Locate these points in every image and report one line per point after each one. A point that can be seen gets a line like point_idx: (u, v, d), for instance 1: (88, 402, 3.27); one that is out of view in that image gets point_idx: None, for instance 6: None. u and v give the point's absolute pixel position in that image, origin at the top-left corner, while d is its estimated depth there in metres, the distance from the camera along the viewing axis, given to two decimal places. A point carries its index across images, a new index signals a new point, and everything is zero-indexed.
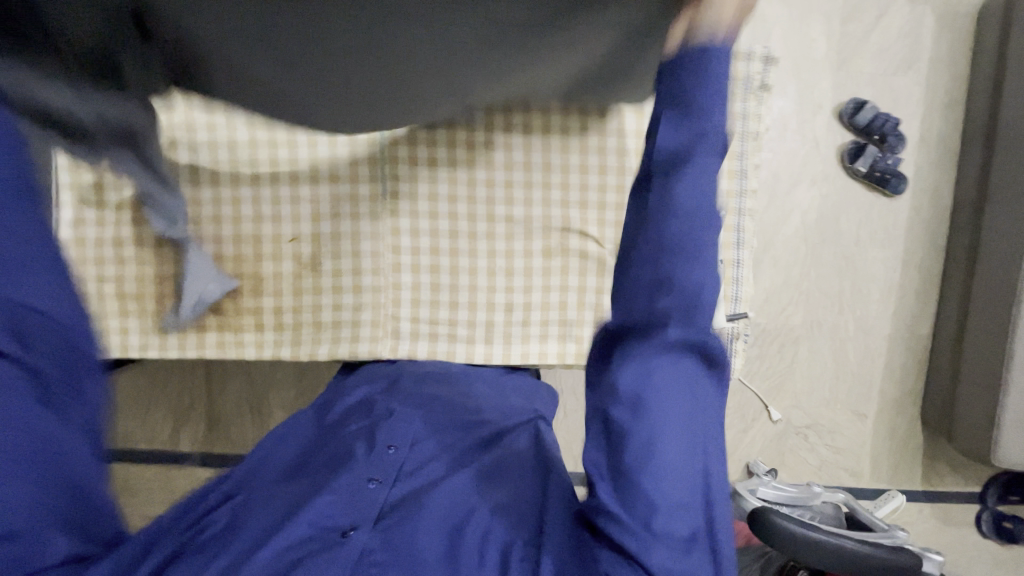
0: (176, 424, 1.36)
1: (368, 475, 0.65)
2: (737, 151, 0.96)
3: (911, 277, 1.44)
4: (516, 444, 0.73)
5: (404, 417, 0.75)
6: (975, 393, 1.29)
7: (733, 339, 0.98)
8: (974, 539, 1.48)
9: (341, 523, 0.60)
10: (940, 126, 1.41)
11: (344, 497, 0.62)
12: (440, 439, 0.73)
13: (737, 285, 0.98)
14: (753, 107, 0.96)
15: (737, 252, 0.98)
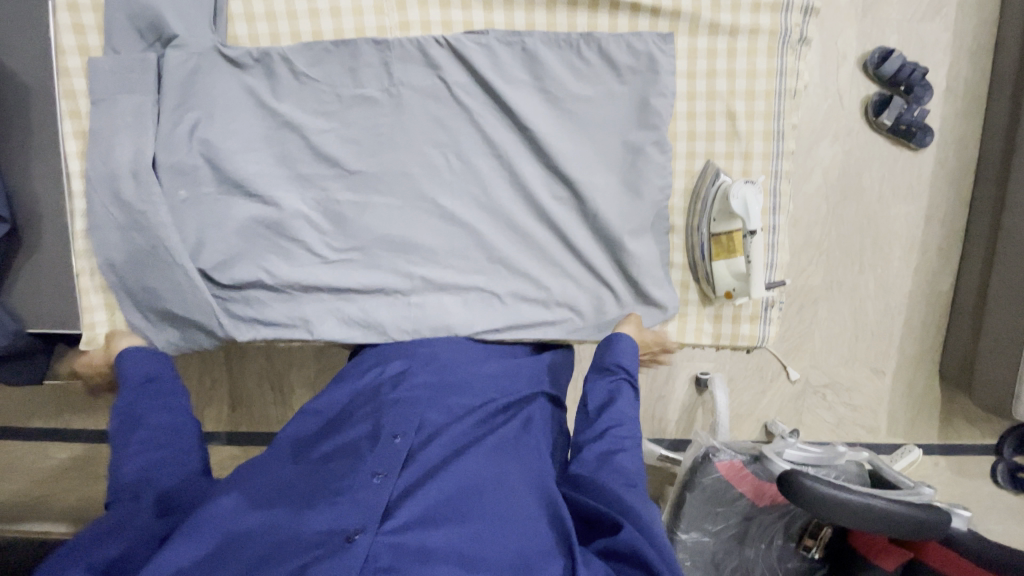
0: (198, 405, 1.37)
1: (374, 472, 0.68)
2: (773, 110, 0.91)
3: (934, 233, 1.41)
4: (518, 434, 0.78)
5: (410, 406, 0.78)
6: (997, 350, 1.29)
7: (768, 307, 0.95)
8: (987, 489, 1.51)
9: (345, 525, 0.61)
10: (969, 73, 1.35)
11: (350, 498, 0.64)
12: (445, 431, 0.76)
13: (773, 252, 0.94)
14: (791, 62, 0.91)
15: (773, 218, 0.95)
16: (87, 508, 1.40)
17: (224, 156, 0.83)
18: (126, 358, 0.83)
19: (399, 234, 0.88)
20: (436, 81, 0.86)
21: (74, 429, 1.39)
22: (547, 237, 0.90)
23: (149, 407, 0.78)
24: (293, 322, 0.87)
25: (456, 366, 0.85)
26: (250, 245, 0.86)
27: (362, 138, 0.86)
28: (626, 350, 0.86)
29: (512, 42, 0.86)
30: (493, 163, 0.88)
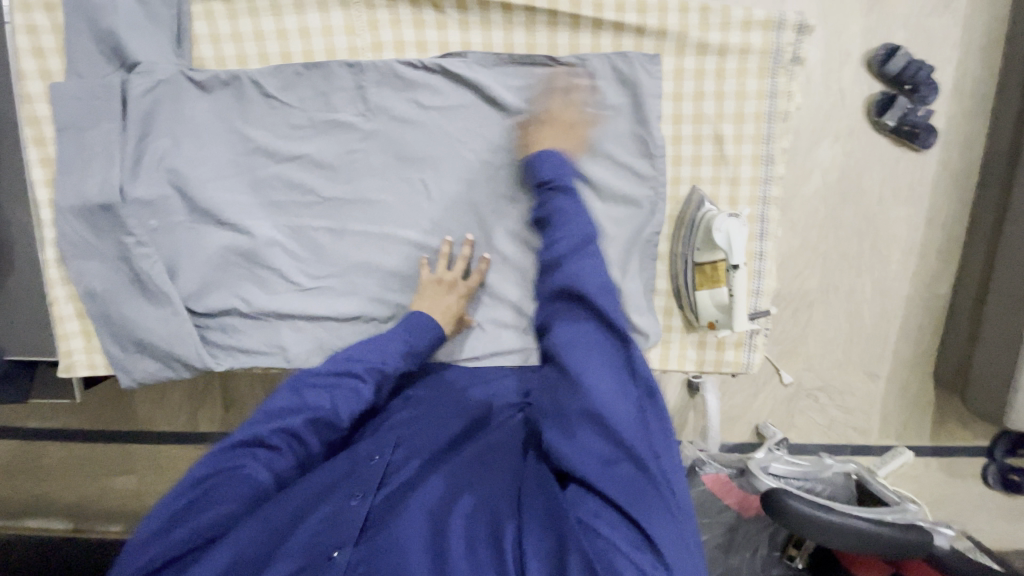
0: (192, 406, 1.39)
1: (350, 495, 0.67)
2: (763, 133, 0.87)
3: (934, 236, 1.38)
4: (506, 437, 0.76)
5: (391, 433, 0.78)
6: (992, 358, 1.28)
7: (753, 334, 0.94)
8: (978, 489, 1.52)
9: (327, 544, 0.61)
10: (977, 72, 1.30)
11: (332, 520, 0.64)
12: (423, 448, 0.75)
13: (760, 278, 0.92)
14: (783, 83, 0.86)
15: (759, 244, 0.91)
16: (90, 507, 1.44)
17: (194, 185, 0.83)
18: (422, 324, 0.82)
19: (372, 261, 0.87)
20: (412, 107, 0.85)
21: (69, 431, 1.40)
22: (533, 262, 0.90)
23: (323, 390, 0.75)
24: (270, 350, 0.87)
25: (435, 396, 0.86)
26: (224, 273, 0.85)
27: (332, 163, 0.85)
28: (547, 159, 0.76)
29: (493, 58, 0.84)
30: (473, 181, 0.86)
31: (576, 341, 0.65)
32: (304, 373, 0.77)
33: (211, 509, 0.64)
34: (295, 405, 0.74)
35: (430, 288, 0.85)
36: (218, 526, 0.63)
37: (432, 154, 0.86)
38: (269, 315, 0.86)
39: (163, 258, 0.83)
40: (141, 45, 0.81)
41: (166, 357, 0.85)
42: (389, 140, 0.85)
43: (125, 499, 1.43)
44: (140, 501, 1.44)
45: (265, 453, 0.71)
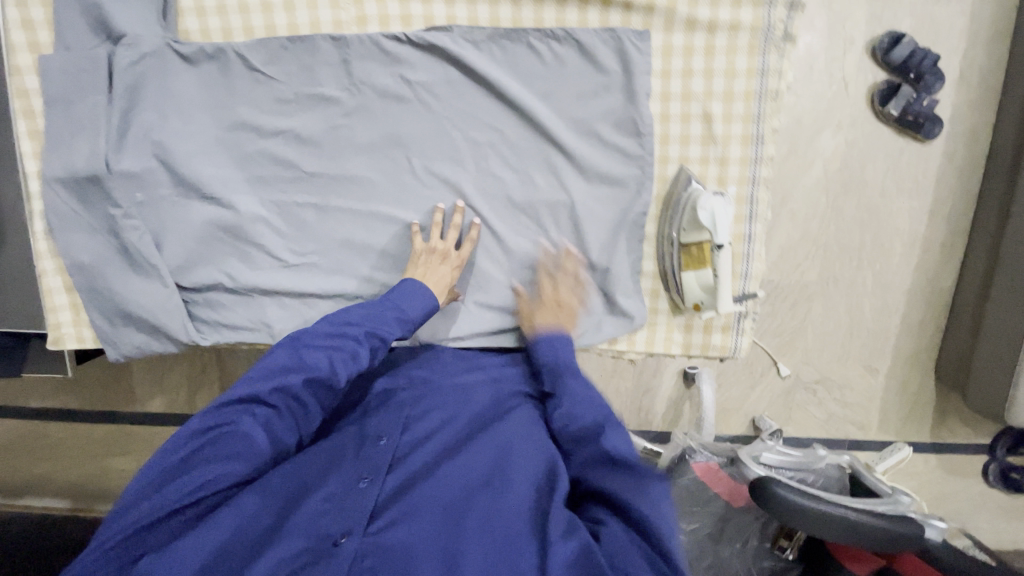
0: (190, 387, 1.39)
1: (360, 477, 0.72)
2: (753, 112, 0.86)
3: (937, 229, 1.36)
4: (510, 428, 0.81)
5: (398, 415, 0.83)
6: (994, 352, 1.26)
7: (740, 318, 0.93)
8: (979, 487, 1.50)
9: (333, 530, 0.66)
10: (985, 61, 1.27)
11: (342, 504, 0.69)
12: (430, 435, 0.81)
13: (748, 262, 0.90)
14: (773, 61, 0.85)
15: (748, 227, 0.90)
16: (88, 487, 1.45)
17: (180, 159, 0.83)
18: (416, 290, 0.82)
19: (356, 239, 0.88)
20: (397, 81, 0.84)
21: (71, 410, 1.42)
22: (522, 244, 0.89)
23: (327, 354, 0.76)
24: (255, 326, 0.88)
25: (435, 378, 0.90)
26: (210, 249, 0.86)
27: (317, 140, 0.85)
28: (549, 341, 0.81)
29: (483, 37, 0.84)
30: (460, 162, 0.87)
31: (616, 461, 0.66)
32: (303, 334, 0.78)
33: (212, 463, 0.67)
34: (302, 368, 0.75)
35: (424, 261, 0.85)
36: (230, 480, 0.67)
37: (421, 133, 0.86)
38: (256, 291, 0.88)
39: (150, 231, 0.84)
40: (127, 18, 0.81)
41: (154, 330, 0.86)
42: (376, 118, 0.85)
43: (122, 480, 1.44)
44: None
45: (262, 411, 0.72)
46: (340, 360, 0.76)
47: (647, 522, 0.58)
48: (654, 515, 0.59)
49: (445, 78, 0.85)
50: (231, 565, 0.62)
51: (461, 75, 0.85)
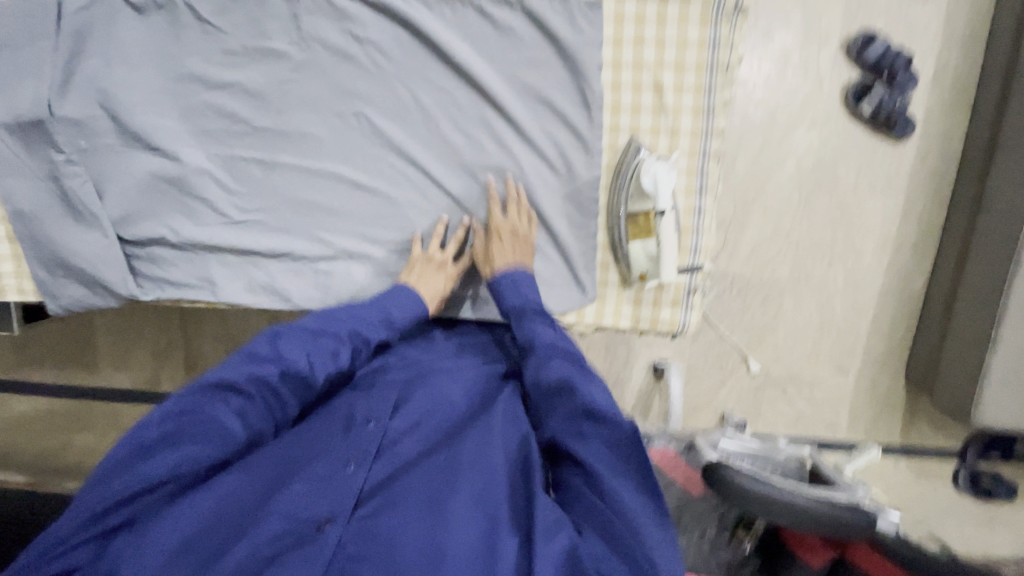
0: (155, 363, 1.37)
1: (345, 461, 0.73)
2: (703, 84, 0.87)
3: (909, 229, 1.36)
4: (500, 417, 0.82)
5: (387, 395, 0.83)
6: (961, 353, 1.26)
7: (690, 293, 0.92)
8: (948, 493, 1.49)
9: (315, 514, 0.69)
10: (958, 63, 1.28)
11: (325, 487, 0.71)
12: (419, 422, 0.82)
13: (697, 235, 0.90)
14: (725, 33, 0.85)
15: (698, 199, 0.90)
16: (46, 462, 1.43)
17: (122, 109, 0.82)
18: (407, 294, 0.85)
19: (304, 198, 0.87)
20: (351, 44, 0.84)
21: (33, 382, 1.39)
22: (479, 216, 0.89)
23: (313, 351, 0.77)
24: (197, 282, 0.87)
25: (429, 364, 0.90)
26: (152, 201, 0.86)
27: (265, 95, 0.85)
28: (507, 281, 0.84)
29: (445, 6, 0.84)
30: (417, 131, 0.87)
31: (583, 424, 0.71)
32: (284, 329, 0.78)
33: (193, 446, 0.68)
34: (285, 357, 0.75)
35: (420, 268, 0.87)
36: (203, 462, 0.69)
37: (380, 100, 0.86)
38: (199, 247, 0.87)
39: (91, 179, 0.83)
40: None
41: (91, 282, 0.86)
42: (335, 83, 0.85)
43: (80, 456, 1.42)
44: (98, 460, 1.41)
45: (236, 400, 0.72)
46: (330, 358, 0.77)
47: (613, 495, 0.66)
48: (621, 496, 0.65)
49: (406, 44, 0.85)
50: (217, 542, 0.67)
51: (420, 41, 0.85)
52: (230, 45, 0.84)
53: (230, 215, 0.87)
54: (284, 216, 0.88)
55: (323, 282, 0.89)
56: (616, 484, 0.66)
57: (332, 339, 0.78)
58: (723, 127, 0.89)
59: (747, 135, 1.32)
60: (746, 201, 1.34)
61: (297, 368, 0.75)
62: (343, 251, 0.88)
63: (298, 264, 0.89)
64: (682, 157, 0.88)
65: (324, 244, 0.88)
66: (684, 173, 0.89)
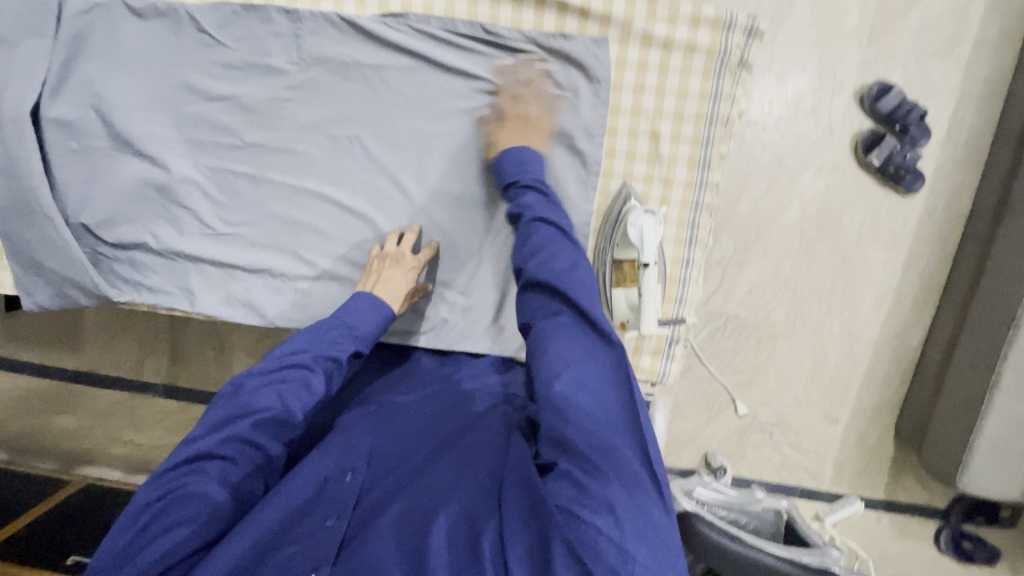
0: (140, 353, 1.37)
1: (326, 514, 0.62)
2: (702, 135, 0.86)
3: (910, 285, 1.34)
4: (486, 435, 0.72)
5: (360, 441, 0.74)
6: (952, 417, 1.23)
7: (672, 343, 0.92)
8: (929, 553, 1.46)
9: (297, 568, 0.55)
10: (973, 122, 1.26)
11: (305, 543, 0.58)
12: (400, 457, 0.71)
13: (683, 287, 0.91)
14: (728, 86, 0.85)
15: (687, 251, 0.90)
16: (23, 441, 1.42)
17: (117, 113, 0.83)
18: (363, 301, 0.80)
19: (289, 215, 0.87)
20: (351, 64, 0.84)
21: (19, 363, 1.40)
22: (469, 246, 0.89)
23: (281, 390, 0.71)
24: (176, 291, 0.87)
25: (406, 405, 0.81)
26: (137, 207, 0.86)
27: (259, 110, 0.85)
28: (513, 157, 0.77)
29: (452, 32, 0.83)
30: (413, 155, 0.86)
31: (556, 359, 0.61)
32: (245, 377, 0.72)
33: (162, 532, 0.57)
34: (254, 407, 0.69)
35: (378, 268, 0.84)
36: (178, 550, 0.57)
37: (377, 125, 0.85)
38: (180, 256, 0.87)
39: (78, 179, 0.84)
40: None
41: (64, 284, 0.86)
42: (334, 100, 0.85)
43: (58, 439, 1.41)
44: (79, 443, 1.41)
45: (213, 466, 0.64)
46: (304, 390, 0.72)
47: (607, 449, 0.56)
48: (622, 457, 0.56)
49: (408, 67, 0.84)
50: None
51: (422, 66, 0.84)
52: (231, 53, 0.84)
53: (213, 227, 0.87)
54: (268, 233, 0.87)
55: (301, 303, 0.88)
56: (603, 427, 0.58)
57: (300, 370, 0.73)
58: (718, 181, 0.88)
59: (752, 176, 1.30)
60: (745, 244, 1.33)
61: (266, 408, 0.69)
62: (324, 273, 0.88)
63: (277, 281, 0.88)
64: (673, 209, 0.89)
65: (305, 265, 0.88)
66: (675, 223, 0.89)
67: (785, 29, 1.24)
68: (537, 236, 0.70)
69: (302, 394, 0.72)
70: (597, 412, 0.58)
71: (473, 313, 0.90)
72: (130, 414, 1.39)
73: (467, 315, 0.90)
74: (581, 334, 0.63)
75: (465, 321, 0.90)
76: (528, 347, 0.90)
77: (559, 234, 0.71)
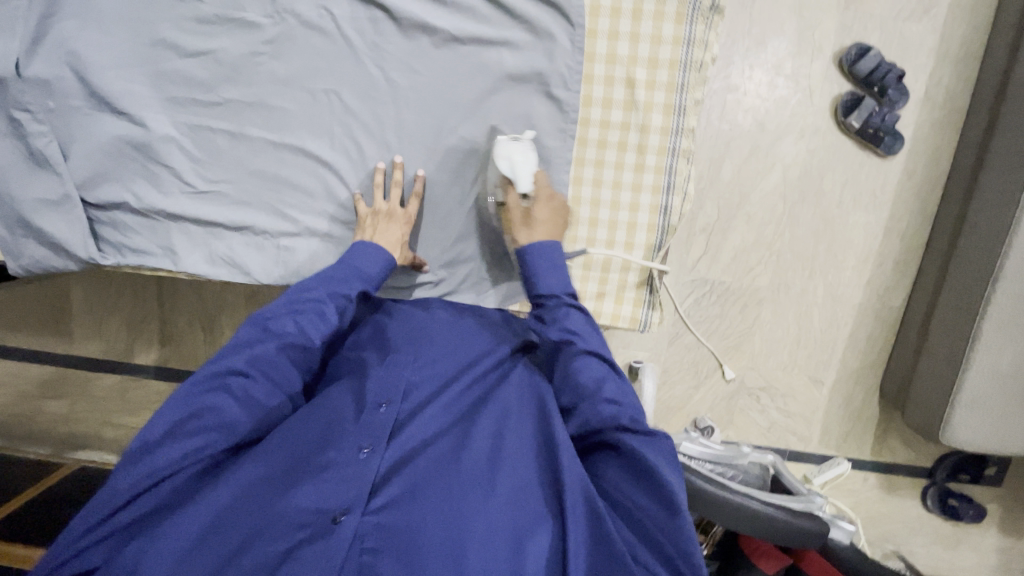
0: (129, 334, 1.36)
1: (360, 446, 0.67)
2: (676, 82, 0.88)
3: (891, 246, 1.36)
4: (516, 392, 0.79)
5: (396, 370, 0.78)
6: (935, 370, 1.25)
7: (652, 291, 0.96)
8: (916, 512, 1.49)
9: (331, 504, 0.63)
10: (951, 82, 1.28)
11: (336, 476, 0.65)
12: (432, 397, 0.77)
13: (662, 234, 0.93)
14: (700, 32, 0.87)
15: (666, 198, 0.92)
16: (13, 428, 1.42)
17: (91, 70, 0.82)
18: (363, 247, 0.81)
19: (269, 171, 0.88)
20: (328, 22, 0.84)
21: (5, 345, 1.38)
22: (451, 203, 0.91)
23: (298, 317, 0.73)
24: (159, 251, 0.88)
25: (428, 330, 0.86)
26: (117, 165, 0.86)
27: (236, 66, 0.85)
28: (547, 260, 0.78)
29: None
30: (394, 115, 0.87)
31: (584, 396, 0.70)
32: (264, 309, 0.74)
33: (193, 435, 0.63)
34: (274, 337, 0.71)
35: (371, 224, 0.85)
36: (208, 453, 0.64)
37: (356, 81, 0.86)
38: (162, 215, 0.87)
39: (58, 139, 0.84)
40: None
41: (49, 245, 0.86)
42: (310, 59, 0.85)
43: (49, 424, 1.41)
44: (70, 426, 1.41)
45: (238, 383, 0.68)
46: (319, 319, 0.75)
47: (671, 558, 0.58)
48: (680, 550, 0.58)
49: (385, 26, 0.85)
50: (234, 537, 0.59)
51: (399, 24, 0.85)
52: (207, 13, 0.83)
53: (193, 184, 0.87)
54: (249, 190, 0.88)
55: (285, 260, 0.89)
56: (667, 520, 0.60)
57: (314, 307, 0.75)
58: (694, 127, 0.90)
59: (734, 141, 1.31)
60: (729, 209, 1.34)
61: (283, 336, 0.72)
62: (307, 228, 0.89)
63: (260, 238, 0.89)
64: (651, 155, 0.91)
65: (286, 221, 0.89)
66: (653, 171, 0.91)
67: None
68: (584, 372, 0.70)
69: (317, 326, 0.74)
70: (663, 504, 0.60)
71: (458, 262, 0.92)
72: (121, 397, 1.39)
73: (453, 264, 0.92)
74: (597, 368, 0.72)
75: (454, 276, 0.93)
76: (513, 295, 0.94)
77: (607, 368, 0.73)
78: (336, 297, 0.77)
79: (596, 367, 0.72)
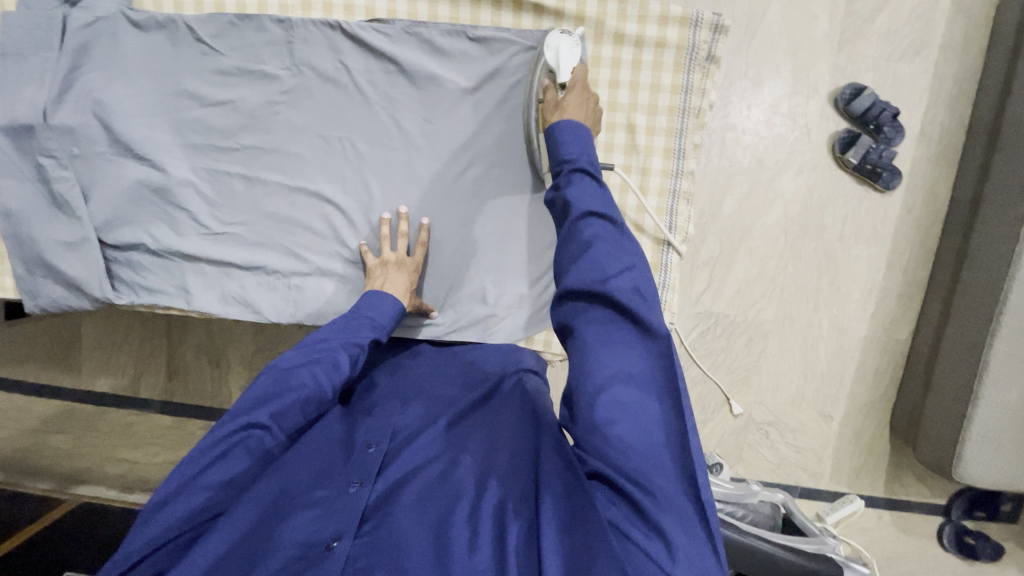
0: (136, 369, 1.37)
1: (350, 481, 0.66)
2: (675, 126, 0.91)
3: (895, 279, 1.37)
4: (513, 414, 0.74)
5: (388, 413, 0.77)
6: (944, 405, 1.23)
7: None
8: (933, 551, 1.45)
9: (322, 536, 0.61)
10: (945, 120, 1.31)
11: (328, 508, 0.63)
12: (421, 429, 0.74)
13: (665, 273, 0.95)
14: (697, 80, 0.90)
15: (667, 237, 0.94)
16: (18, 464, 1.41)
17: (114, 117, 0.86)
18: (371, 296, 0.84)
19: (284, 213, 0.90)
20: (340, 70, 0.88)
21: (15, 380, 1.40)
22: (458, 243, 0.93)
23: (306, 363, 0.74)
24: (174, 290, 0.90)
25: (432, 379, 0.85)
26: (136, 209, 0.89)
27: (253, 114, 0.89)
28: (570, 129, 0.69)
29: (436, 41, 0.88)
30: (403, 158, 0.90)
31: (585, 256, 0.59)
32: (277, 360, 0.75)
33: (201, 490, 0.63)
34: (282, 389, 0.71)
35: (381, 274, 0.87)
36: (210, 507, 0.64)
37: (367, 126, 0.89)
38: (177, 256, 0.90)
39: (80, 183, 0.87)
40: None
41: (70, 285, 0.89)
42: (322, 106, 0.89)
43: (54, 459, 1.40)
44: (74, 463, 1.40)
45: (258, 436, 0.68)
46: (330, 367, 0.74)
47: (636, 476, 0.52)
48: (657, 484, 0.52)
49: (394, 76, 0.89)
50: None
51: (408, 72, 0.88)
52: (227, 63, 0.88)
53: (209, 227, 0.90)
54: (262, 232, 0.91)
55: (296, 300, 0.91)
56: (643, 458, 0.53)
57: (326, 359, 0.75)
58: (694, 169, 0.93)
59: (734, 178, 1.34)
60: (731, 244, 1.36)
61: (291, 384, 0.72)
62: (320, 268, 0.91)
63: (272, 279, 0.91)
64: (652, 197, 0.93)
65: (299, 262, 0.91)
66: (655, 213, 0.93)
67: (759, 36, 1.29)
68: (589, 229, 0.60)
69: (325, 375, 0.74)
70: (642, 442, 0.53)
71: (468, 299, 0.95)
72: (126, 432, 1.39)
73: (465, 304, 0.95)
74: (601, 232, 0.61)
75: (463, 315, 0.95)
76: (521, 331, 0.95)
77: (610, 226, 0.62)
78: (346, 346, 0.77)
79: (598, 223, 0.61)
